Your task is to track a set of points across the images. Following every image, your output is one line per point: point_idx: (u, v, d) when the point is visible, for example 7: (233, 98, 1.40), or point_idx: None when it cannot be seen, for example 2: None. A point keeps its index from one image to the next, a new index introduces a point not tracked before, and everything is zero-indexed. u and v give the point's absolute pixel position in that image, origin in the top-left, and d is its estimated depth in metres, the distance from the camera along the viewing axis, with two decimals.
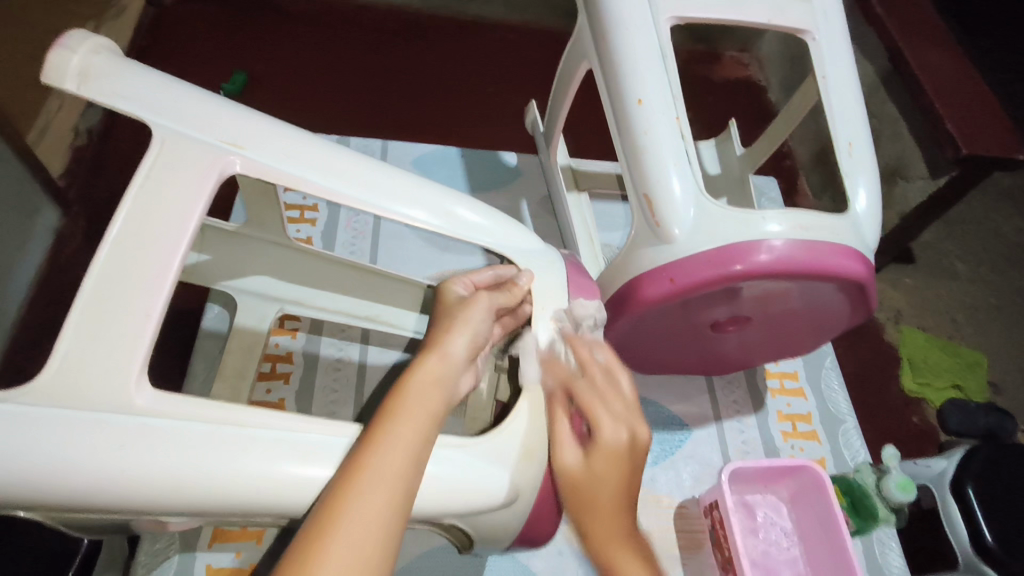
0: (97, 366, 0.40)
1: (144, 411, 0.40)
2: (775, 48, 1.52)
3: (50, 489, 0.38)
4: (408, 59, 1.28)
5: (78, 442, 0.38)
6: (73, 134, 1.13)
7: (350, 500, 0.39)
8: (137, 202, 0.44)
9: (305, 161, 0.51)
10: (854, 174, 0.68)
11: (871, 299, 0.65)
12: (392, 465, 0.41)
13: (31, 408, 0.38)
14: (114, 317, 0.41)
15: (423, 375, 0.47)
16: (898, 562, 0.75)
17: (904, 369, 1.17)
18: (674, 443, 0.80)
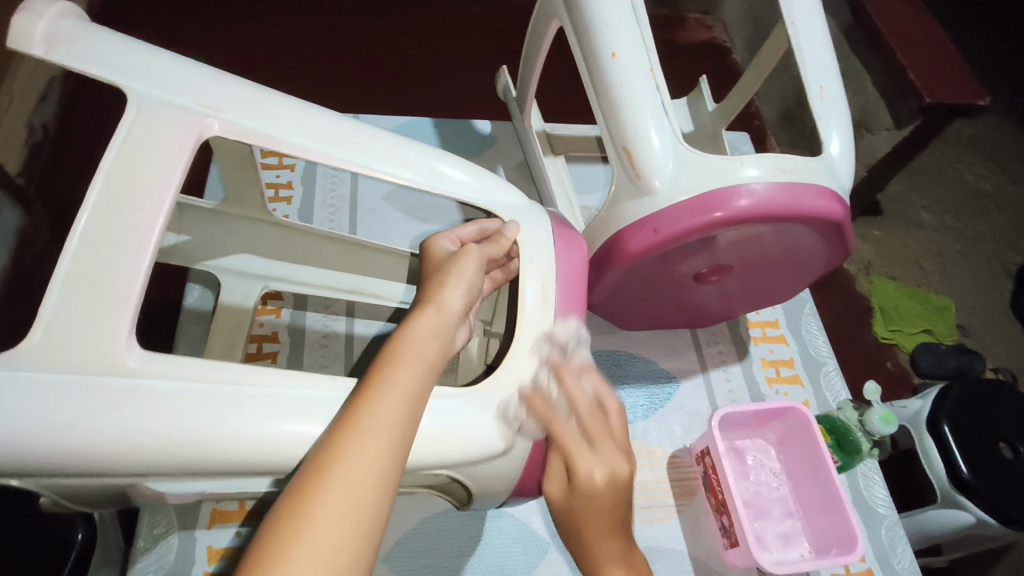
0: (85, 330, 0.39)
1: (137, 372, 0.39)
2: (737, 8, 1.52)
3: (48, 459, 0.37)
4: (371, 33, 1.25)
5: (71, 409, 0.38)
6: (27, 130, 1.11)
7: (348, 444, 0.39)
8: (114, 165, 0.43)
9: (282, 122, 0.50)
10: (826, 118, 0.69)
11: (848, 239, 0.67)
12: (390, 411, 0.41)
13: (20, 373, 0.38)
14: (98, 282, 0.40)
15: (418, 325, 0.47)
16: (881, 494, 0.78)
17: (877, 317, 1.21)
18: (663, 395, 0.81)
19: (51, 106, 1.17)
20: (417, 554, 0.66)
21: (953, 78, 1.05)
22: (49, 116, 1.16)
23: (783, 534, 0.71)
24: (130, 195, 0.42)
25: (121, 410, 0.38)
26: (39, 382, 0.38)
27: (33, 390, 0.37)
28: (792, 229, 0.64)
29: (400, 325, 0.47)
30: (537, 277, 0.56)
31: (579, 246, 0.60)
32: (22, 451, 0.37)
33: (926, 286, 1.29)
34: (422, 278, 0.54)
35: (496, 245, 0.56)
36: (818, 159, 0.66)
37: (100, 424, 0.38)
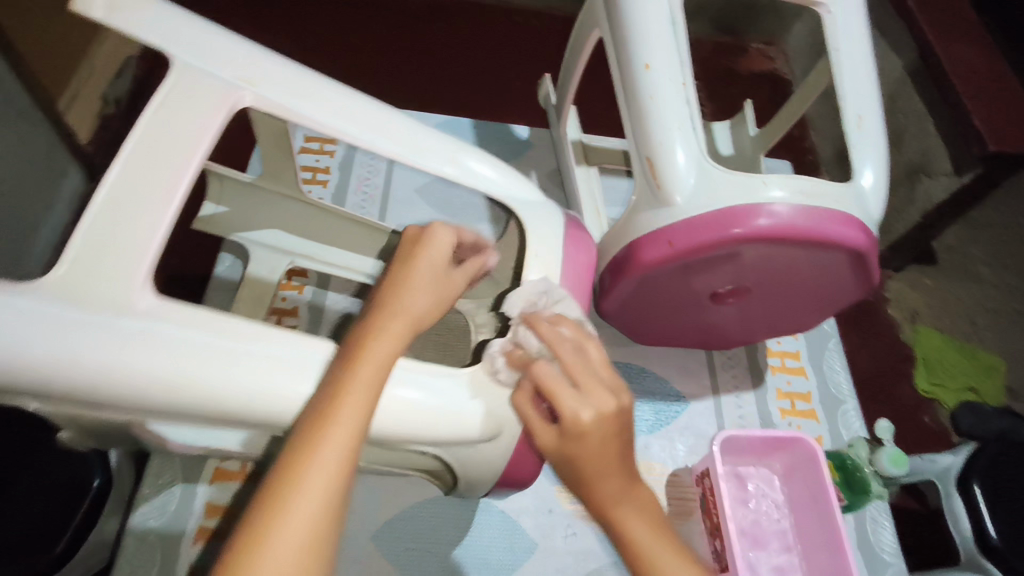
0: (103, 272, 0.42)
1: (146, 316, 0.42)
2: (802, 40, 1.50)
3: (53, 382, 0.40)
4: (430, 38, 1.28)
5: (82, 340, 0.40)
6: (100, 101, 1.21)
7: (314, 454, 0.39)
8: (150, 125, 0.46)
9: (312, 101, 0.52)
10: (863, 148, 0.67)
11: (872, 272, 0.66)
12: (354, 421, 0.41)
13: (36, 301, 0.40)
14: (122, 230, 0.43)
15: (382, 326, 0.46)
16: (889, 540, 0.75)
17: (919, 369, 1.16)
18: (669, 413, 0.80)
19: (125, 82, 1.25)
20: (405, 539, 0.67)
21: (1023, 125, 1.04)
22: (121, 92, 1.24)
23: (778, 567, 0.69)
24: (161, 153, 0.45)
25: (125, 350, 0.41)
26: (54, 313, 0.40)
27: (47, 321, 0.40)
28: (814, 255, 0.62)
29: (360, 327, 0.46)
30: (540, 270, 0.57)
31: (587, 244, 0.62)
32: (32, 376, 0.40)
33: (973, 342, 1.24)
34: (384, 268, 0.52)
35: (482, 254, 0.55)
36: (847, 187, 0.64)
37: (108, 360, 0.40)
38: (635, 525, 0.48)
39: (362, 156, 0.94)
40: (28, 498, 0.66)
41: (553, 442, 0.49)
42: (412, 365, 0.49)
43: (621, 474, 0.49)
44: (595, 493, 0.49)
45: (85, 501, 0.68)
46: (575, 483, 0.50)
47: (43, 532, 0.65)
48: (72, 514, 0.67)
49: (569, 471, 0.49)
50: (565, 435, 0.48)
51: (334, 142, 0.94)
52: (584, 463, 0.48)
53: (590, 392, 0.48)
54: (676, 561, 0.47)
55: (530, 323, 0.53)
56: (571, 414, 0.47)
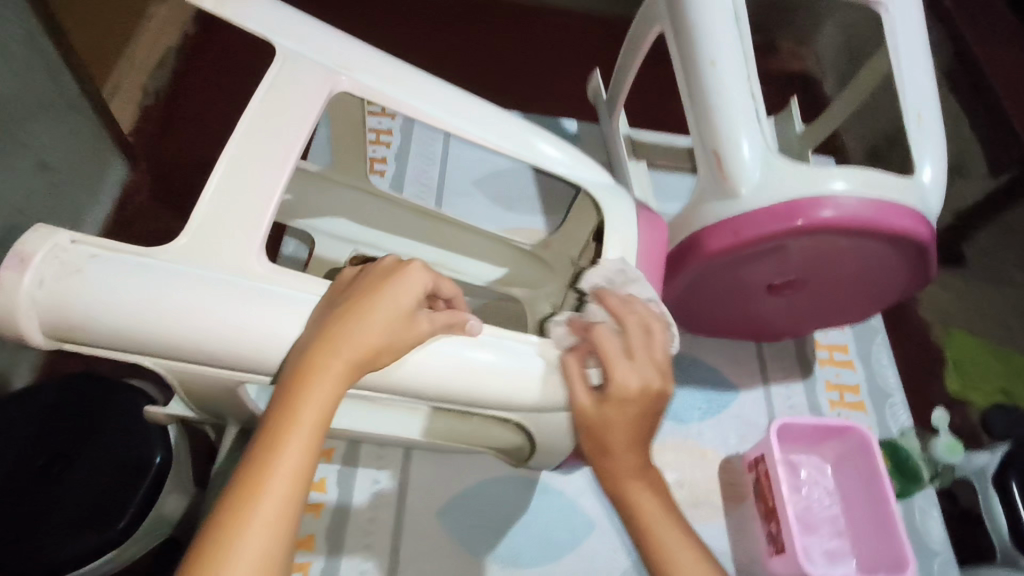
0: (223, 239, 0.45)
1: (264, 279, 0.46)
2: (834, 41, 1.51)
3: (181, 339, 0.44)
4: (468, 35, 1.30)
5: (210, 298, 0.44)
6: (142, 93, 1.30)
7: (231, 541, 0.37)
8: (263, 103, 0.49)
9: (402, 90, 0.55)
10: (922, 144, 0.68)
11: (930, 264, 0.67)
12: (268, 517, 0.38)
13: (165, 262, 0.44)
14: (244, 202, 0.46)
15: (315, 380, 0.42)
16: (937, 530, 0.76)
17: (950, 370, 1.12)
18: (720, 403, 0.82)
19: (164, 74, 1.35)
20: (467, 517, 0.70)
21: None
22: (161, 84, 1.34)
23: (830, 551, 0.71)
24: (274, 129, 0.49)
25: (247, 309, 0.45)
26: (182, 273, 0.44)
27: (176, 281, 0.44)
28: (875, 246, 0.64)
29: (292, 373, 0.42)
30: (618, 247, 0.59)
31: (663, 234, 0.63)
32: (162, 331, 0.43)
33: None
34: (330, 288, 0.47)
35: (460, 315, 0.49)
36: (909, 182, 0.65)
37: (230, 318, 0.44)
38: (645, 499, 0.52)
39: (418, 149, 0.97)
40: (99, 469, 0.71)
41: (591, 405, 0.51)
42: (499, 333, 0.51)
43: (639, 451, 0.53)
44: (614, 460, 0.53)
45: (148, 475, 0.72)
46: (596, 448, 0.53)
47: (108, 505, 0.70)
48: (135, 489, 0.71)
49: (596, 435, 0.52)
50: (607, 399, 0.50)
51: (391, 134, 0.97)
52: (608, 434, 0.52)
53: (642, 368, 0.51)
54: (680, 539, 0.51)
55: (600, 298, 0.54)
56: (621, 382, 0.50)
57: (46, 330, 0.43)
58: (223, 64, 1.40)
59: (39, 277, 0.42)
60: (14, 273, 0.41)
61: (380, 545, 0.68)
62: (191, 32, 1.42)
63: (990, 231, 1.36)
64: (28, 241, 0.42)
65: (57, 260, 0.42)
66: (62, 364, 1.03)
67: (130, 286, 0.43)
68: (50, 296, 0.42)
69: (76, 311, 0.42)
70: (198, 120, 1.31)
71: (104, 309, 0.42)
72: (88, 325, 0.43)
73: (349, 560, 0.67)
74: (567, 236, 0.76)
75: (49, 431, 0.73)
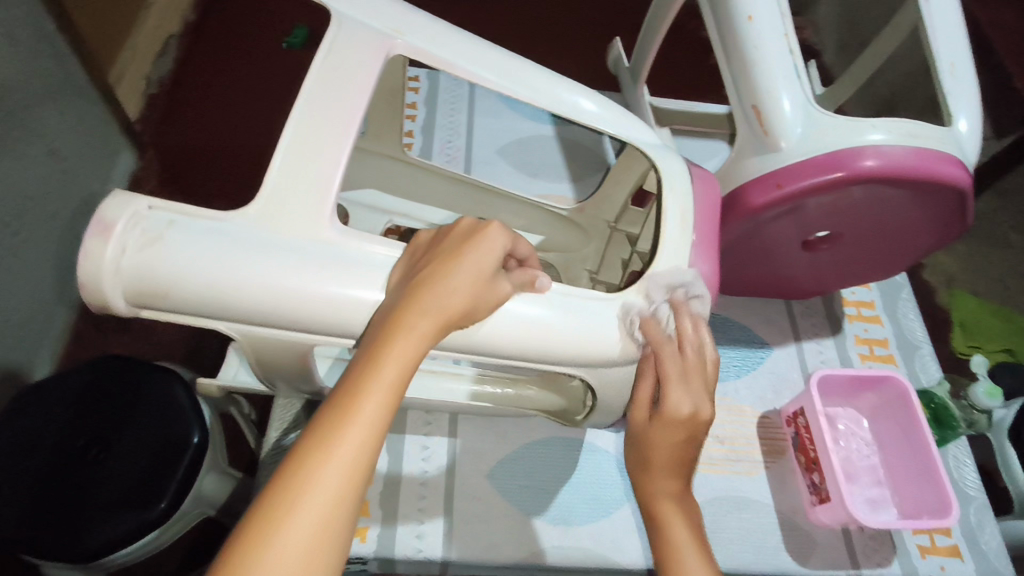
0: (294, 203, 0.45)
1: (334, 241, 0.45)
2: (830, 10, 1.47)
3: (254, 301, 0.44)
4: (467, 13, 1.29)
5: (282, 262, 0.44)
6: (145, 82, 1.29)
7: (309, 477, 0.35)
8: (323, 69, 0.50)
9: (453, 49, 0.55)
10: (957, 95, 0.70)
11: (968, 212, 0.68)
12: (345, 465, 0.36)
13: (242, 228, 0.44)
14: (315, 166, 0.47)
15: (403, 329, 0.41)
16: (971, 476, 0.79)
17: (956, 332, 1.15)
18: (755, 359, 0.84)
19: (167, 63, 1.34)
20: (515, 476, 0.72)
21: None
22: (165, 72, 1.33)
23: (871, 499, 0.72)
24: (336, 93, 0.49)
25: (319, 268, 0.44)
26: (259, 239, 0.44)
27: (253, 247, 0.44)
28: (918, 194, 0.65)
29: (384, 324, 0.41)
30: (676, 207, 0.58)
31: (717, 189, 0.63)
32: (242, 296, 0.43)
33: (1008, 305, 1.24)
34: (406, 251, 0.46)
35: (527, 272, 0.49)
36: (945, 130, 0.66)
37: (305, 282, 0.44)
38: (675, 517, 0.50)
39: (442, 121, 0.98)
40: (136, 452, 0.71)
41: (647, 422, 0.52)
42: (568, 291, 0.50)
43: (676, 471, 0.52)
44: (651, 473, 0.52)
45: (187, 453, 0.71)
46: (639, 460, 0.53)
47: (146, 487, 0.69)
48: (176, 468, 0.70)
49: (644, 450, 0.52)
50: (658, 417, 0.50)
51: (414, 108, 0.99)
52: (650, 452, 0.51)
53: (698, 396, 0.51)
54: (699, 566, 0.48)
55: (675, 308, 0.53)
56: (673, 405, 0.50)
57: (128, 298, 0.43)
58: (222, 48, 1.38)
59: (121, 247, 0.42)
60: (98, 241, 0.42)
61: (433, 507, 0.69)
62: (192, 19, 1.41)
63: (990, 194, 1.37)
64: (107, 209, 0.43)
65: (138, 229, 0.43)
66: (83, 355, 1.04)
67: (211, 253, 0.43)
68: (134, 265, 0.42)
69: (160, 278, 0.42)
70: (206, 105, 1.30)
71: (187, 276, 0.43)
72: (171, 292, 0.43)
73: (404, 522, 0.68)
74: (601, 200, 0.80)
75: (86, 414, 0.72)
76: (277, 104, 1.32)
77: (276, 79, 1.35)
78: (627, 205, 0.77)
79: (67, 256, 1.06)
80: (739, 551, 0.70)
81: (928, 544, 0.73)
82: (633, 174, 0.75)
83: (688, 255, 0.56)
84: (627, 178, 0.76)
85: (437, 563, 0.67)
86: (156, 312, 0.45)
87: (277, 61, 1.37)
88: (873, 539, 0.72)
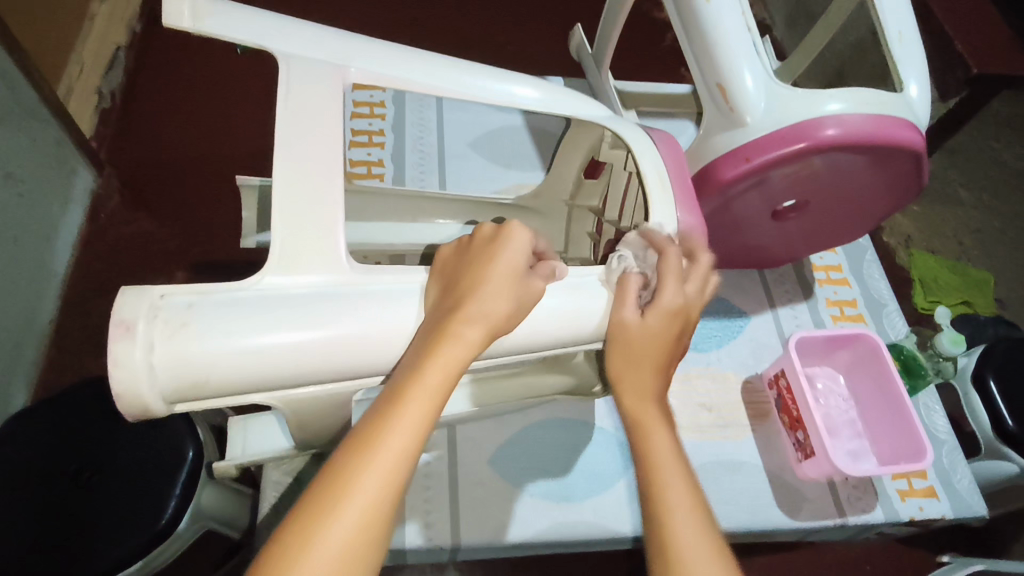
0: (294, 219, 0.46)
1: (363, 286, 0.47)
2: None
3: (294, 365, 0.44)
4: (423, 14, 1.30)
5: (316, 317, 0.44)
6: (98, 97, 1.26)
7: (355, 473, 0.38)
8: (292, 83, 0.51)
9: (420, 59, 0.58)
10: (905, 60, 0.74)
11: (923, 172, 0.72)
12: (389, 464, 0.39)
13: (270, 292, 0.45)
14: (309, 179, 0.48)
15: (447, 340, 0.44)
16: (941, 421, 0.84)
17: (916, 289, 1.19)
18: (734, 328, 0.87)
19: (117, 75, 1.30)
20: (515, 460, 0.74)
21: (1002, 49, 1.06)
22: (116, 84, 1.30)
23: (853, 451, 0.76)
24: (311, 104, 0.50)
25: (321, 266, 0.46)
26: (291, 298, 0.44)
27: (287, 306, 0.44)
28: (877, 159, 0.69)
29: (428, 337, 0.44)
30: (657, 190, 0.60)
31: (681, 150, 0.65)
32: (282, 361, 0.43)
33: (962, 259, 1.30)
34: (434, 268, 0.49)
35: (546, 264, 0.51)
36: (897, 96, 0.70)
37: (313, 297, 0.45)
38: (659, 431, 0.51)
39: (411, 119, 0.99)
40: (130, 472, 0.71)
41: (637, 320, 0.51)
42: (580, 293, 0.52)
43: (658, 374, 0.53)
44: (637, 378, 0.53)
45: (183, 468, 0.71)
46: (623, 358, 0.52)
47: (145, 503, 0.69)
48: (173, 483, 0.70)
49: (633, 345, 0.52)
50: (651, 310, 0.51)
51: (383, 106, 1.00)
52: (640, 354, 0.52)
53: (686, 293, 0.53)
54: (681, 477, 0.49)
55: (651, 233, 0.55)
56: (665, 300, 0.51)
57: (166, 397, 0.42)
58: (177, 57, 1.36)
59: (148, 343, 0.40)
60: (123, 345, 0.40)
61: (439, 498, 0.70)
62: (139, 29, 1.38)
63: (938, 155, 1.43)
64: (121, 307, 0.40)
65: (161, 319, 0.41)
66: (62, 380, 1.03)
67: (248, 328, 0.42)
68: (169, 361, 0.41)
69: (199, 366, 0.41)
70: (164, 118, 1.28)
71: (228, 359, 0.42)
72: (214, 378, 0.42)
73: (413, 515, 0.69)
74: (552, 180, 0.82)
75: (76, 439, 0.72)
76: (238, 111, 1.30)
77: (234, 87, 1.32)
78: (581, 180, 0.80)
79: (34, 282, 1.04)
80: (734, 512, 0.74)
81: (908, 488, 0.78)
82: (580, 151, 0.77)
83: (672, 210, 0.59)
84: (576, 156, 0.78)
85: (447, 550, 0.69)
86: (192, 402, 0.44)
87: (233, 68, 1.35)
88: (856, 488, 0.76)
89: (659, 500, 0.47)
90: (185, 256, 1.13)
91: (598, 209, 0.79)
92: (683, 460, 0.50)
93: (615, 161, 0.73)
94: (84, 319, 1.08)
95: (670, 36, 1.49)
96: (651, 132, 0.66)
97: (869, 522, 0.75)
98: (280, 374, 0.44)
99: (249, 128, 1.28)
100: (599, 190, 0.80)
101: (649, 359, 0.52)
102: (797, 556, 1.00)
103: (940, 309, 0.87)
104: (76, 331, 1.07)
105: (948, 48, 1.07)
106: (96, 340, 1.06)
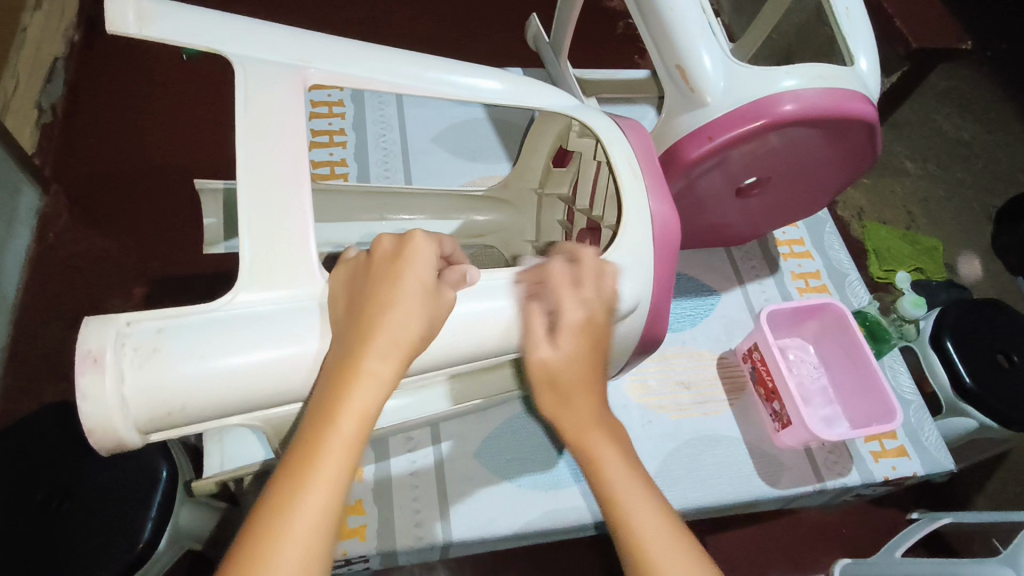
0: (268, 226, 0.46)
1: None
2: None
3: (271, 382, 0.43)
4: (372, 17, 1.30)
5: (297, 331, 0.44)
6: (37, 110, 1.21)
7: (273, 539, 0.37)
8: (249, 86, 0.50)
9: (378, 55, 0.57)
10: (854, 35, 0.77)
11: (877, 143, 0.75)
12: (309, 523, 0.38)
13: (243, 310, 0.44)
14: (277, 186, 0.47)
15: (354, 379, 0.41)
16: (906, 382, 0.88)
17: (871, 259, 1.21)
18: (706, 305, 0.89)
19: (56, 87, 1.25)
20: (500, 452, 0.74)
21: (936, 22, 1.09)
22: (56, 97, 1.24)
23: (826, 417, 0.79)
24: (273, 111, 0.50)
25: (300, 273, 0.46)
26: (264, 316, 0.44)
27: (260, 323, 0.43)
28: (832, 132, 0.71)
29: (333, 383, 0.41)
30: (630, 175, 0.61)
31: (647, 136, 0.67)
32: (260, 381, 0.43)
33: (912, 228, 1.35)
34: (335, 286, 0.45)
35: (456, 268, 0.49)
36: (850, 70, 0.73)
37: (296, 307, 0.45)
38: (609, 454, 0.51)
39: (373, 116, 0.98)
40: (100, 497, 0.68)
41: (549, 352, 0.53)
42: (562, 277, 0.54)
43: (592, 400, 0.55)
44: (573, 412, 0.54)
45: (159, 487, 0.69)
46: (552, 394, 0.55)
47: (119, 528, 0.67)
48: (149, 503, 0.68)
49: (553, 378, 0.54)
50: (558, 335, 0.53)
51: (342, 105, 0.98)
52: (566, 385, 0.54)
53: (590, 303, 0.54)
54: (648, 508, 0.48)
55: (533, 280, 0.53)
56: (569, 321, 0.53)
57: (139, 428, 0.41)
58: (119, 63, 1.31)
59: (119, 374, 0.39)
60: (92, 379, 0.39)
61: (427, 495, 0.70)
62: (76, 38, 1.32)
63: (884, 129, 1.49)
64: (87, 337, 0.39)
65: (129, 349, 0.40)
66: (18, 408, 0.99)
67: (220, 349, 0.42)
68: (141, 390, 0.40)
69: (173, 393, 0.41)
70: (110, 128, 1.23)
71: (203, 384, 0.41)
72: (189, 404, 0.41)
73: (401, 515, 0.69)
74: (522, 170, 0.83)
75: (40, 467, 0.69)
76: (185, 118, 1.25)
77: (180, 93, 1.28)
78: (549, 169, 0.81)
79: None
80: (718, 484, 0.75)
81: (879, 449, 0.81)
82: (550, 139, 0.77)
83: (646, 200, 0.61)
84: (545, 144, 0.78)
85: (438, 547, 0.69)
86: (166, 429, 0.43)
87: (178, 74, 1.30)
88: (832, 452, 0.79)
89: (621, 524, 0.47)
90: (142, 271, 1.09)
91: (570, 198, 0.80)
92: (667, 519, 0.48)
93: (583, 150, 0.74)
94: (39, 343, 1.04)
95: (621, 24, 1.50)
96: (613, 120, 0.67)
97: (846, 484, 0.78)
98: (265, 395, 0.44)
99: (199, 135, 1.24)
100: (569, 178, 0.80)
101: (578, 388, 0.54)
102: (775, 525, 1.03)
103: (900, 274, 0.90)
104: (30, 357, 1.03)
105: (889, 23, 1.09)
106: (53, 366, 1.02)
